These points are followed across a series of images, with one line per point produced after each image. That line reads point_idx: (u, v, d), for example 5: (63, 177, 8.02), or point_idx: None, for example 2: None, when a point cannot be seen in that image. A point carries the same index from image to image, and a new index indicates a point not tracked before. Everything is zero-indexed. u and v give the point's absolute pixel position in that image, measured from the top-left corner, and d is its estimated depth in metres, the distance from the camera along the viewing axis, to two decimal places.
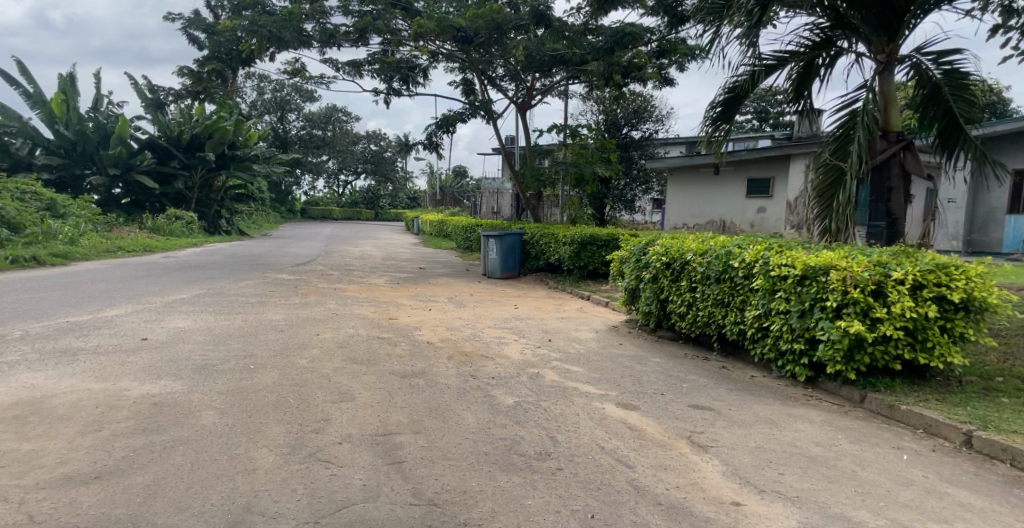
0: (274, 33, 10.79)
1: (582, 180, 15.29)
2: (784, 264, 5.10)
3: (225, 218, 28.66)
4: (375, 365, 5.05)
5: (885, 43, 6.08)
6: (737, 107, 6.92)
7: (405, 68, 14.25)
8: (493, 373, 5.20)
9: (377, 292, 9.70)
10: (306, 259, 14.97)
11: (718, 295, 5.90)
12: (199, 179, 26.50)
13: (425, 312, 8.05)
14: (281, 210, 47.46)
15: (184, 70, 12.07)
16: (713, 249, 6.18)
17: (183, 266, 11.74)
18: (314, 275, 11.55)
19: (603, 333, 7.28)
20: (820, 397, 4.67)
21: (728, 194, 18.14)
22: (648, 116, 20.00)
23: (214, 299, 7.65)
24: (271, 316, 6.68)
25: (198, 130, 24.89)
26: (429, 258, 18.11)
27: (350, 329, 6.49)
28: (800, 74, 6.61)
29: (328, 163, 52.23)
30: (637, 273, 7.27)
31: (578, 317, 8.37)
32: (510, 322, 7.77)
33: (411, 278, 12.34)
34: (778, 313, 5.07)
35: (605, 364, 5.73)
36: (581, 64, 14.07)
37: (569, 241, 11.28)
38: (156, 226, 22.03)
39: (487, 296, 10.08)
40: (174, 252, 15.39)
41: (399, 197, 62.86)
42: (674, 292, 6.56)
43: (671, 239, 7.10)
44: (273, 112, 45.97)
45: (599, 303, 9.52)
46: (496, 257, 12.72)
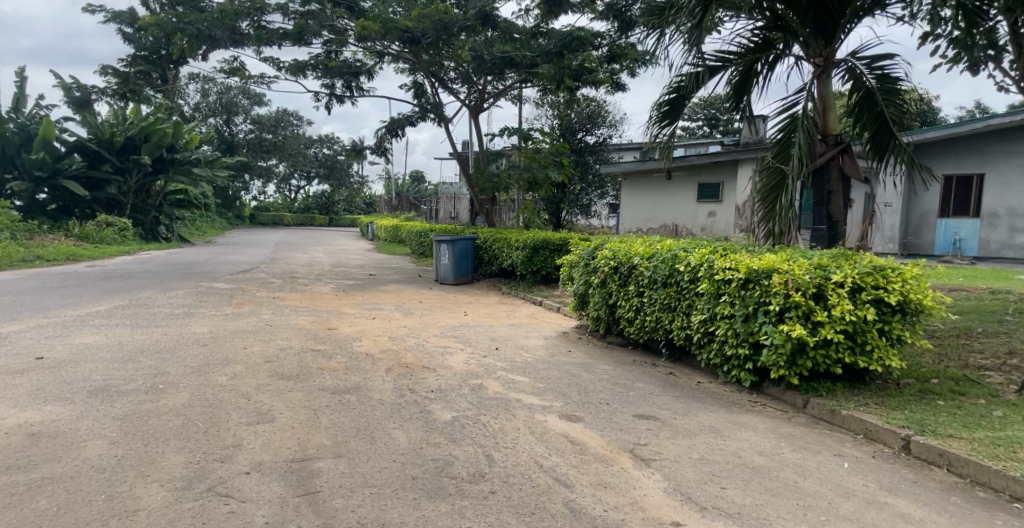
0: (203, 31, 10.30)
1: (536, 184, 15.14)
2: (728, 267, 5.02)
3: (164, 225, 27.46)
4: (304, 380, 4.72)
5: (822, 47, 6.13)
6: (682, 107, 6.88)
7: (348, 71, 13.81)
8: (433, 385, 4.92)
9: (319, 301, 9.27)
10: (247, 267, 14.36)
11: (664, 300, 5.79)
12: (135, 183, 25.37)
13: (367, 321, 7.70)
14: (228, 216, 45.80)
15: (108, 69, 11.42)
16: (659, 253, 6.07)
17: (108, 277, 11.07)
18: (253, 284, 11.02)
19: (552, 340, 7.08)
20: (764, 402, 4.60)
21: (680, 198, 18.36)
22: (603, 121, 20.08)
23: (134, 312, 7.15)
24: (194, 330, 6.24)
25: (132, 132, 23.97)
26: (380, 264, 17.64)
27: (282, 340, 6.10)
28: (740, 79, 6.61)
29: (278, 168, 50.72)
30: (586, 277, 7.11)
31: (529, 323, 8.15)
32: (457, 329, 7.49)
33: (358, 285, 11.92)
34: (723, 317, 4.99)
35: (551, 373, 5.52)
36: (532, 67, 13.94)
37: (522, 246, 11.09)
38: (84, 234, 20.87)
39: (437, 303, 9.76)
40: (101, 260, 14.57)
41: (355, 201, 61.59)
42: (622, 297, 6.43)
43: (619, 242, 6.98)
44: (219, 115, 44.36)
45: (552, 308, 9.33)
46: (448, 263, 12.41)
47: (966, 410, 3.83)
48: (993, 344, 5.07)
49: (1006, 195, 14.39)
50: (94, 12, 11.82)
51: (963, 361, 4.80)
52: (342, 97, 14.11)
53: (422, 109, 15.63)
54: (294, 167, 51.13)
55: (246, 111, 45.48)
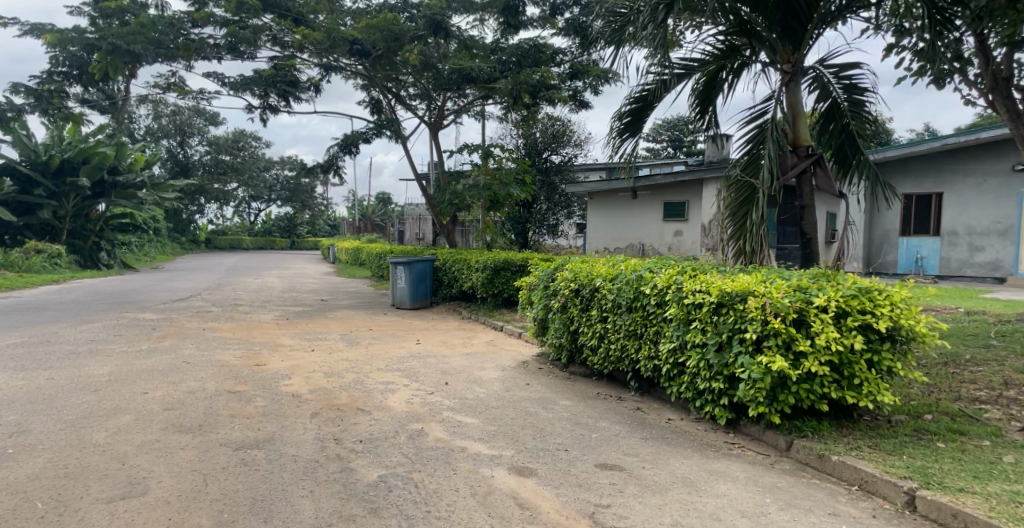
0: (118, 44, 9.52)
1: (497, 202, 14.58)
2: (698, 290, 4.49)
3: (106, 251, 26.15)
4: (205, 433, 3.96)
5: (790, 53, 5.76)
6: (645, 118, 6.43)
7: (282, 83, 12.61)
8: (363, 431, 4.20)
9: (255, 332, 8.44)
10: (185, 295, 13.42)
11: (630, 326, 5.22)
12: (73, 208, 24.19)
13: (305, 353, 6.93)
14: (182, 240, 44.17)
15: (21, 86, 10.54)
16: (623, 274, 5.50)
17: (20, 311, 10.10)
18: (186, 315, 10.13)
19: (510, 371, 6.41)
20: (742, 444, 4.06)
21: (646, 218, 18.04)
22: (567, 140, 19.73)
23: (27, 353, 6.28)
24: (90, 373, 5.42)
25: (71, 154, 22.93)
26: (336, 288, 16.79)
27: (195, 381, 5.32)
28: (704, 90, 6.24)
29: (237, 190, 49.19)
30: (545, 301, 6.50)
31: (486, 352, 7.46)
32: (405, 360, 6.76)
33: (305, 312, 11.11)
34: (694, 347, 4.45)
35: (505, 412, 4.85)
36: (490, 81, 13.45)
37: (482, 267, 10.45)
38: (10, 262, 19.59)
39: (389, 331, 9.01)
40: (21, 293, 13.50)
41: (319, 224, 60.16)
42: (585, 322, 5.84)
43: (581, 263, 6.40)
44: (173, 137, 42.80)
45: (513, 333, 8.68)
46: (404, 286, 11.65)
47: (971, 456, 3.32)
48: (986, 374, 4.62)
49: (964, 214, 14.38)
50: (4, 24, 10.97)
51: (957, 393, 4.33)
52: (276, 108, 13.26)
53: (376, 125, 14.99)
54: (254, 189, 49.68)
55: (202, 131, 44.05)
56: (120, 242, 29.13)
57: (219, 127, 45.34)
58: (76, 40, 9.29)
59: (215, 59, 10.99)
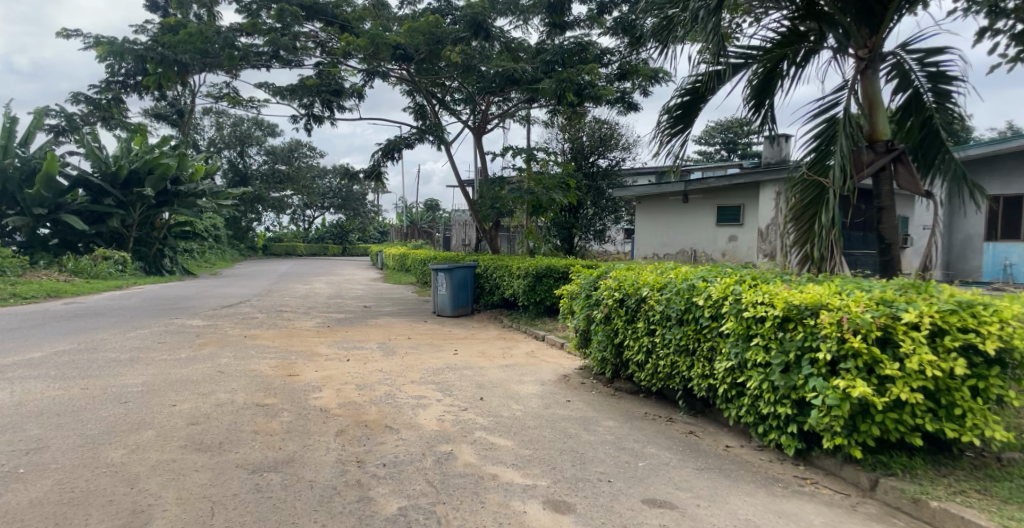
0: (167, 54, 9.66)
1: (540, 207, 14.20)
2: (760, 302, 4.00)
3: (168, 257, 27.28)
4: (223, 452, 3.75)
5: (868, 37, 5.12)
6: (696, 112, 5.94)
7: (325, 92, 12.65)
8: (388, 453, 3.91)
9: (294, 340, 8.35)
10: (234, 302, 13.65)
11: (681, 341, 4.75)
12: (139, 216, 25.33)
13: (339, 363, 6.74)
14: (240, 247, 45.83)
15: (81, 95, 10.71)
16: (672, 283, 5.03)
17: (76, 317, 10.38)
18: (231, 321, 10.20)
19: (550, 386, 6.02)
20: (816, 480, 3.55)
21: (699, 222, 17.27)
22: (615, 143, 19.17)
23: (71, 361, 6.31)
24: (125, 381, 5.35)
25: (137, 165, 24.01)
26: (381, 295, 16.80)
27: (225, 393, 5.16)
28: (761, 82, 5.67)
29: (293, 199, 50.68)
30: (587, 311, 6.07)
31: (525, 364, 7.10)
32: (441, 373, 6.46)
33: (347, 319, 11.03)
34: (757, 366, 3.97)
35: (542, 434, 4.46)
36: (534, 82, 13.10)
37: (524, 274, 10.09)
38: (78, 269, 20.59)
39: (428, 340, 8.77)
40: (83, 299, 14.03)
41: (370, 231, 61.30)
42: (631, 335, 5.38)
43: (626, 270, 5.95)
44: (233, 147, 44.37)
45: (555, 343, 8.28)
46: (445, 293, 11.43)
47: None
48: None
49: None
50: (68, 36, 11.31)
51: None
52: (321, 118, 13.32)
53: (420, 131, 14.85)
54: (308, 197, 51.03)
55: (259, 141, 45.54)
56: (182, 249, 30.33)
57: (275, 137, 46.83)
58: (130, 51, 9.43)
59: (262, 66, 11.06)
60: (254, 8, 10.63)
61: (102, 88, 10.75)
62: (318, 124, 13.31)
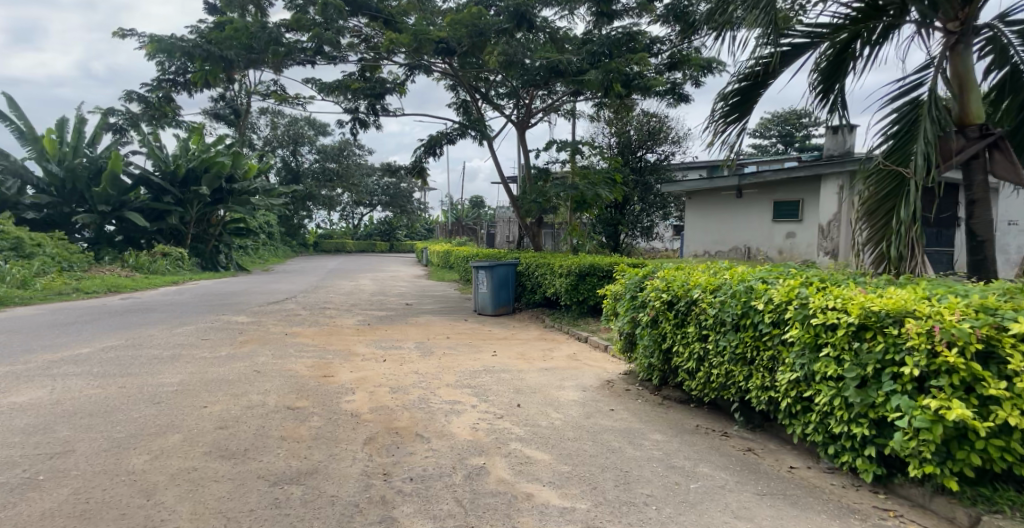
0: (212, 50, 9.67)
1: (584, 204, 13.78)
2: (832, 308, 3.58)
3: (223, 253, 28.23)
4: (246, 460, 3.58)
5: (959, 8, 4.52)
6: (755, 98, 5.45)
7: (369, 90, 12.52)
8: (416, 466, 3.67)
9: (333, 339, 8.28)
10: (281, 298, 13.83)
11: (737, 348, 4.33)
12: (195, 214, 26.23)
13: (376, 364, 6.59)
14: (292, 244, 47.10)
15: (133, 93, 10.63)
16: (727, 284, 4.60)
17: (129, 312, 10.65)
18: (274, 318, 10.25)
19: (592, 393, 5.67)
20: (901, 513, 3.12)
21: (754, 218, 16.46)
22: (664, 137, 18.49)
23: (115, 356, 6.36)
24: (162, 379, 5.32)
25: (194, 163, 24.85)
26: (424, 292, 16.77)
27: (257, 394, 5.04)
28: (829, 65, 5.18)
29: (342, 196, 51.70)
30: (632, 314, 5.69)
31: (566, 367, 6.78)
32: (478, 376, 6.21)
33: (388, 317, 10.96)
34: (828, 380, 3.54)
35: (583, 447, 4.13)
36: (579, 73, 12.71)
37: (566, 273, 9.74)
38: (139, 264, 21.45)
39: (467, 340, 8.55)
40: (140, 294, 14.50)
41: (417, 228, 62.04)
42: (680, 340, 4.97)
43: (675, 270, 5.54)
44: (286, 146, 45.54)
45: (598, 346, 7.92)
46: (487, 292, 11.21)
47: None
48: None
49: None
50: (124, 36, 11.55)
51: None
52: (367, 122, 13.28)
53: (462, 126, 14.69)
54: (357, 195, 52.00)
55: (311, 141, 46.58)
56: (237, 245, 31.35)
57: (326, 136, 47.83)
58: (178, 47, 9.42)
59: (306, 63, 11.05)
60: (301, 4, 10.48)
61: (155, 86, 10.85)
62: (361, 127, 13.24)
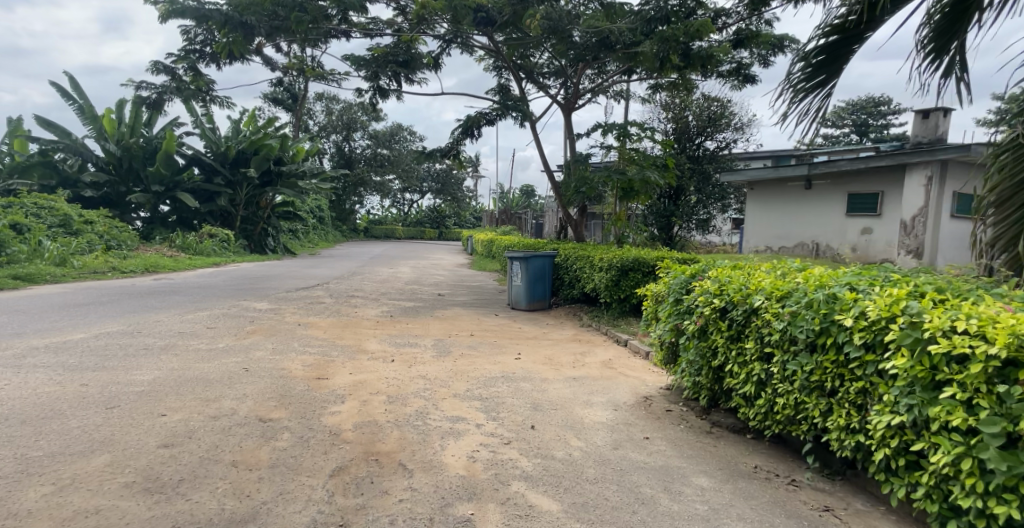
0: (234, 16, 9.03)
1: (633, 191, 12.67)
2: (964, 331, 2.49)
3: (272, 236, 28.54)
4: (173, 497, 2.82)
5: None
6: (844, 59, 4.25)
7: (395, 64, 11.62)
8: (384, 515, 2.85)
9: (347, 332, 7.64)
10: (311, 284, 13.39)
11: (810, 374, 3.25)
12: (245, 196, 26.47)
13: (383, 366, 5.87)
14: (342, 228, 47.58)
15: (160, 64, 10.20)
16: (799, 291, 3.52)
17: (152, 294, 10.35)
18: (295, 306, 9.73)
19: (625, 413, 4.75)
20: None
21: (824, 212, 14.92)
22: (726, 123, 16.93)
23: (104, 343, 5.87)
24: (135, 376, 4.72)
25: (244, 145, 25.05)
26: (461, 281, 16.10)
27: (233, 399, 4.37)
28: (947, 17, 3.99)
29: (394, 183, 51.75)
30: (677, 320, 4.69)
31: (597, 378, 5.89)
32: (493, 386, 5.39)
33: (414, 309, 10.30)
34: (952, 432, 2.47)
35: (604, 494, 3.23)
36: (633, 46, 11.56)
37: (606, 267, 8.77)
38: (185, 244, 21.80)
39: (492, 338, 7.77)
40: (175, 274, 14.38)
41: (465, 216, 61.72)
42: (735, 357, 3.92)
43: (730, 271, 4.47)
44: (340, 132, 45.73)
45: (638, 352, 6.99)
46: (520, 284, 10.38)
47: None
48: None
49: None
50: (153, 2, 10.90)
51: None
52: (387, 91, 12.25)
53: (502, 105, 13.80)
54: (407, 182, 52.00)
55: (364, 126, 46.60)
56: (285, 229, 31.63)
57: (379, 121, 47.81)
58: (195, 10, 8.80)
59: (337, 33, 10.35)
60: None
61: (180, 56, 10.33)
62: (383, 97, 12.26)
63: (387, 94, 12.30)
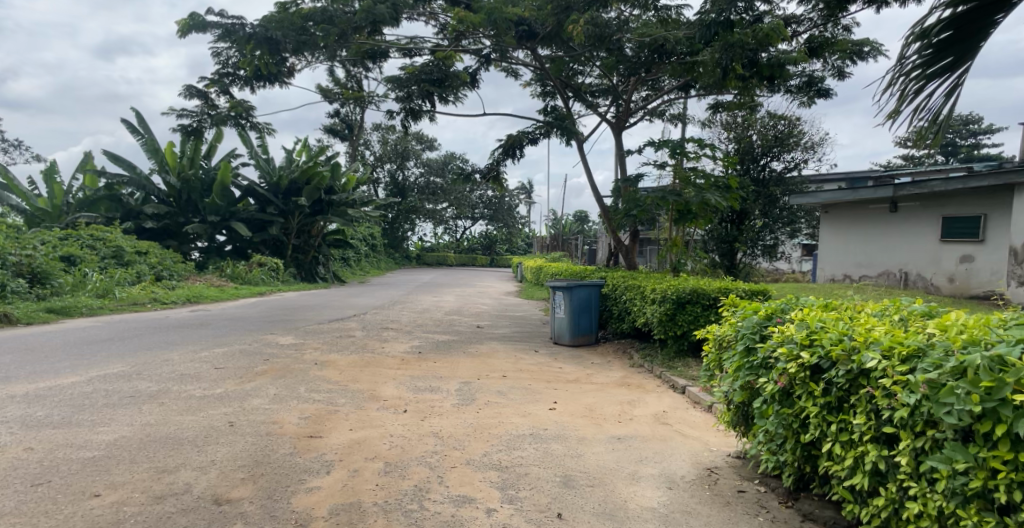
0: (256, 32, 8.69)
1: (690, 214, 11.52)
2: None
3: (323, 264, 28.66)
4: None
5: None
6: (980, 33, 3.16)
7: (426, 81, 10.94)
8: None
9: (366, 373, 6.87)
10: (347, 314, 12.80)
11: (972, 480, 2.15)
12: (297, 225, 26.69)
13: (391, 420, 5.01)
14: (395, 255, 47.94)
15: (192, 88, 9.91)
16: (939, 351, 2.44)
17: (179, 327, 9.95)
18: (321, 341, 9.08)
19: (682, 495, 3.69)
20: None
21: (914, 237, 13.29)
22: (794, 143, 15.55)
23: (92, 389, 5.28)
24: (95, 435, 4.03)
25: (296, 175, 25.27)
26: (505, 311, 15.23)
27: (195, 468, 3.60)
28: None
29: (447, 211, 51.83)
30: (747, 374, 3.61)
31: (647, 439, 4.84)
32: (516, 450, 4.44)
33: (448, 343, 9.47)
34: None
35: None
36: (693, 53, 10.55)
37: (659, 299, 7.69)
38: (235, 274, 22.06)
39: (527, 381, 6.82)
40: (211, 306, 14.18)
41: (517, 242, 61.07)
42: (835, 433, 2.83)
43: (821, 313, 3.39)
44: (393, 161, 46.24)
45: (700, 403, 5.90)
46: (563, 318, 9.39)
47: None
48: None
49: None
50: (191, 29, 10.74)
51: None
52: (418, 112, 11.45)
53: (546, 124, 13.02)
54: (459, 209, 51.95)
55: (418, 155, 46.95)
56: (337, 256, 31.82)
57: (432, 150, 48.06)
58: (220, 26, 8.50)
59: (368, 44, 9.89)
60: None
61: (213, 79, 10.02)
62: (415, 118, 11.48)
63: (420, 115, 11.52)
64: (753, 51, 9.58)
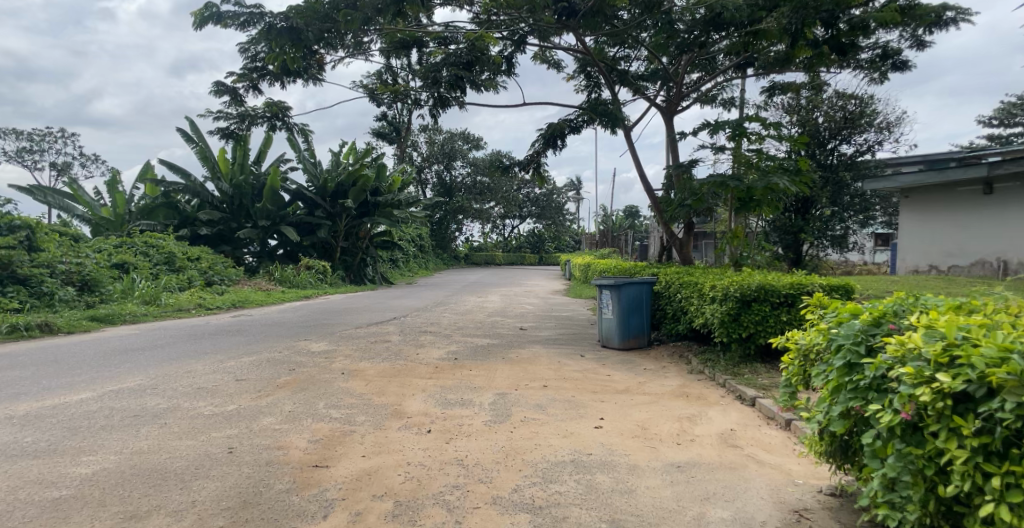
0: (277, 23, 8.22)
1: (755, 201, 10.40)
2: None
3: (370, 266, 28.64)
4: None
5: None
6: None
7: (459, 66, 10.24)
8: None
9: (394, 385, 6.28)
10: (387, 318, 12.35)
11: None
12: (344, 227, 26.67)
13: (412, 443, 4.37)
14: (443, 255, 47.86)
15: (222, 85, 9.62)
16: None
17: (213, 335, 9.68)
18: (353, 348, 8.57)
19: None
20: None
21: (1014, 221, 11.73)
22: (867, 123, 14.12)
23: (96, 409, 4.88)
24: (73, 467, 3.55)
25: (342, 178, 25.18)
26: (552, 311, 14.46)
27: (168, 514, 3.02)
28: None
29: (495, 209, 51.34)
30: (850, 397, 2.79)
31: (713, 468, 4.01)
32: (555, 484, 3.71)
33: (486, 348, 8.80)
34: None
35: None
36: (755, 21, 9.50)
37: (720, 298, 6.78)
38: (282, 277, 22.23)
39: (571, 393, 6.07)
40: (254, 310, 14.07)
41: (566, 240, 60.02)
42: (1001, 490, 2.13)
43: (961, 320, 2.60)
44: (440, 161, 46.05)
45: (774, 420, 5.02)
46: (611, 319, 8.58)
47: None
48: None
49: None
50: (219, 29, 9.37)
51: None
52: (449, 102, 10.86)
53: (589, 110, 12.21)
54: (506, 206, 51.37)
55: (464, 154, 46.57)
56: (385, 258, 31.80)
57: (479, 149, 47.59)
58: (233, 14, 8.07)
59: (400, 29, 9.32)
60: None
61: (241, 75, 9.67)
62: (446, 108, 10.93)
63: (447, 103, 10.78)
64: (828, 13, 8.62)
